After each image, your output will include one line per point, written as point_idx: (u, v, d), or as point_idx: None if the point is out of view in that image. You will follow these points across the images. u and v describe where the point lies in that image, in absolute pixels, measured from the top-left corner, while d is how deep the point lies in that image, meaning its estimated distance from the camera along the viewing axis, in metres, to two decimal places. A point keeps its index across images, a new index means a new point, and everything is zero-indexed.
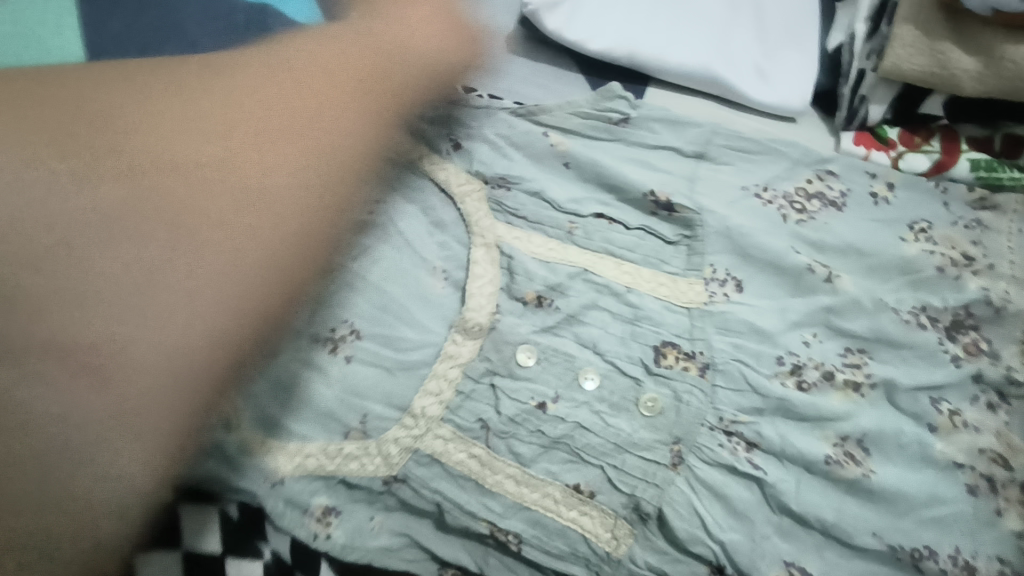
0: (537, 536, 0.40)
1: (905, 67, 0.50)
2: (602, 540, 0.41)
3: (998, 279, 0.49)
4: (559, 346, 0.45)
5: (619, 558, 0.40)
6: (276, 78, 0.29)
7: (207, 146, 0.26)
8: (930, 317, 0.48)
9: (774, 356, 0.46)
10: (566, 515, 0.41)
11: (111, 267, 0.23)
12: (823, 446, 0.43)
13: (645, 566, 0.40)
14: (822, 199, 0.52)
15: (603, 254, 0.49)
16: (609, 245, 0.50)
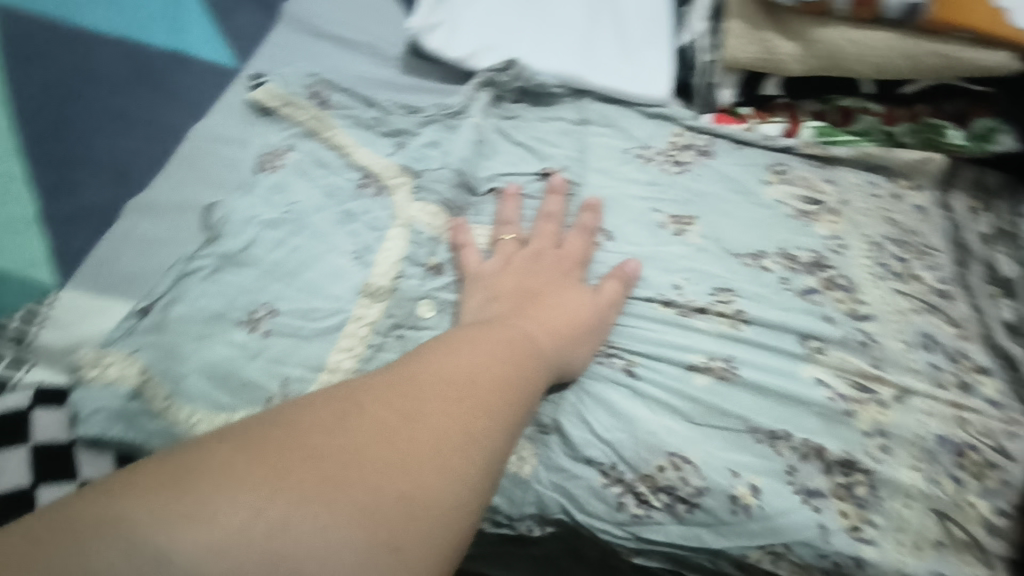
0: None
1: (739, 55, 0.62)
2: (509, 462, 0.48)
3: (845, 222, 0.58)
4: (451, 300, 0.51)
5: (526, 478, 0.48)
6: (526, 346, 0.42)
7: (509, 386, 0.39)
8: (791, 259, 0.56)
9: (645, 295, 0.53)
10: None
11: (443, 401, 0.35)
12: (692, 359, 0.51)
13: (549, 483, 0.48)
14: (693, 149, 0.62)
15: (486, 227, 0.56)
16: (484, 219, 0.56)
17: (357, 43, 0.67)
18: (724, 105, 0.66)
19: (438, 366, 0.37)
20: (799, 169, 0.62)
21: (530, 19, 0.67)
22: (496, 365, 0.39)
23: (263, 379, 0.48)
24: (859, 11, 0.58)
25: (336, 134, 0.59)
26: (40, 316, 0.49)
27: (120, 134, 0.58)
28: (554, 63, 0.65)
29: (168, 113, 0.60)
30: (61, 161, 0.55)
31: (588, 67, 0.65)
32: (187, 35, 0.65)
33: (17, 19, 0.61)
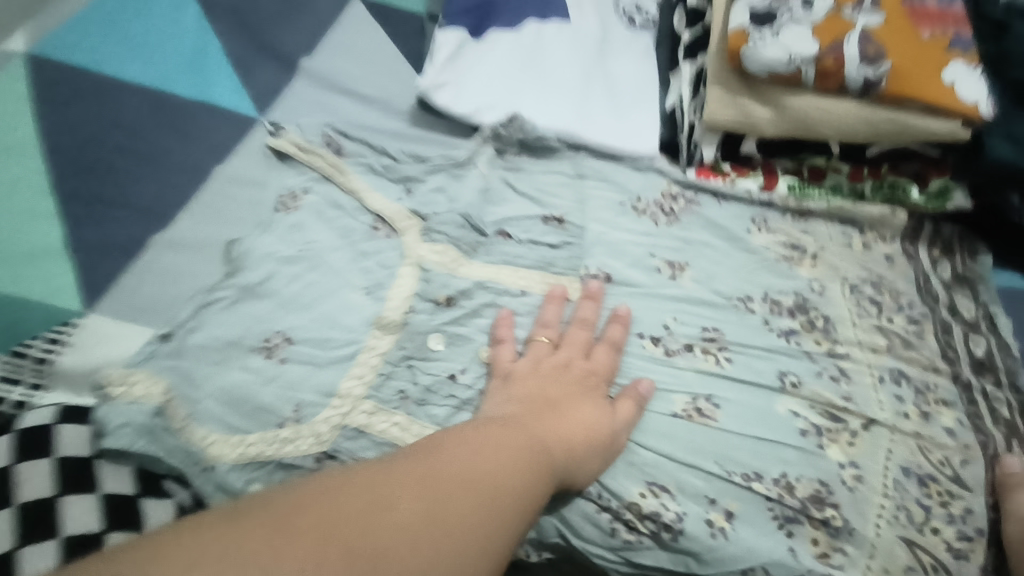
0: None
1: (718, 118, 0.68)
2: None
3: (827, 269, 0.63)
4: (460, 332, 0.56)
5: None
6: (548, 428, 0.46)
7: (537, 472, 0.42)
8: (774, 301, 0.60)
9: (637, 334, 0.57)
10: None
11: (479, 476, 0.38)
12: (674, 403, 0.54)
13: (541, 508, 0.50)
14: (685, 199, 0.68)
15: (501, 265, 0.60)
16: (505, 256, 0.60)
17: (373, 97, 0.72)
18: (707, 162, 0.72)
19: (453, 466, 0.38)
20: (778, 223, 0.67)
21: (533, 78, 0.72)
22: (516, 461, 0.41)
23: (276, 405, 0.51)
24: (822, 84, 0.64)
25: (350, 179, 0.63)
26: (63, 341, 0.52)
27: (147, 174, 0.62)
28: (553, 118, 0.69)
29: (193, 156, 0.64)
30: (91, 195, 0.59)
31: (585, 124, 0.70)
32: (217, 87, 0.70)
33: (57, 70, 0.67)
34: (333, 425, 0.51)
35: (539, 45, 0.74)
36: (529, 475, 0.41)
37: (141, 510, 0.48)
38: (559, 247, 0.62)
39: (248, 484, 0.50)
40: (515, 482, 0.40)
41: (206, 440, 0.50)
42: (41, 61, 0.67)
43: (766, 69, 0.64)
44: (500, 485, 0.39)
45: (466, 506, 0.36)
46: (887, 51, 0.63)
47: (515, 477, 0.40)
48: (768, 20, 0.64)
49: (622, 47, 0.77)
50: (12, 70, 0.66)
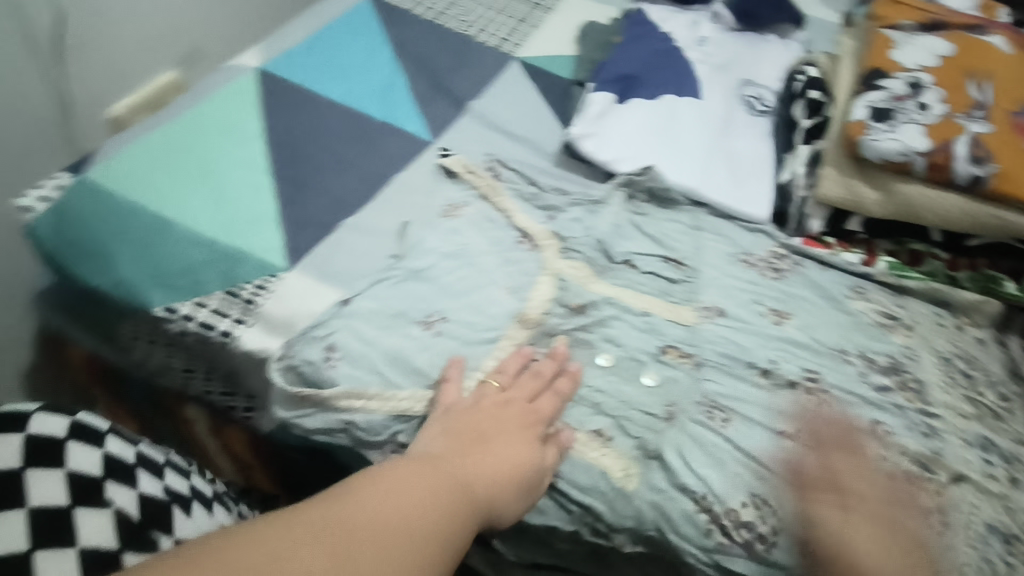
0: (570, 472, 0.56)
1: (829, 194, 0.77)
2: (618, 477, 0.56)
3: (918, 341, 0.69)
4: (587, 337, 0.64)
5: (630, 491, 0.56)
6: (477, 443, 0.49)
7: (470, 469, 0.46)
8: (870, 359, 0.66)
9: (748, 362, 0.64)
10: (590, 454, 0.57)
11: (450, 483, 0.43)
12: (783, 423, 0.59)
13: (647, 498, 0.55)
14: (791, 260, 0.75)
15: (626, 289, 0.68)
16: (630, 283, 0.69)
17: (523, 139, 0.85)
18: (813, 233, 0.80)
19: (368, 510, 0.38)
20: (876, 294, 0.73)
21: (665, 142, 0.83)
22: (432, 470, 0.44)
23: (426, 369, 0.59)
24: (933, 175, 0.72)
25: (502, 200, 0.74)
26: (270, 288, 0.65)
27: (341, 173, 0.75)
28: (680, 176, 0.81)
29: (377, 163, 0.77)
30: (301, 184, 0.74)
31: (707, 185, 0.81)
32: (399, 113, 0.84)
33: (283, 89, 0.84)
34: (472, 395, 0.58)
35: (672, 115, 0.86)
36: (480, 477, 0.46)
37: (74, 522, 0.46)
38: (678, 282, 0.70)
39: (394, 433, 0.58)
40: (455, 482, 0.44)
41: (359, 392, 0.58)
42: (275, 80, 0.85)
43: (882, 157, 0.72)
44: (477, 486, 0.45)
45: (405, 497, 0.40)
46: (994, 155, 0.71)
47: (448, 477, 0.44)
48: (885, 117, 0.73)
49: (744, 127, 0.88)
50: (246, 83, 0.84)
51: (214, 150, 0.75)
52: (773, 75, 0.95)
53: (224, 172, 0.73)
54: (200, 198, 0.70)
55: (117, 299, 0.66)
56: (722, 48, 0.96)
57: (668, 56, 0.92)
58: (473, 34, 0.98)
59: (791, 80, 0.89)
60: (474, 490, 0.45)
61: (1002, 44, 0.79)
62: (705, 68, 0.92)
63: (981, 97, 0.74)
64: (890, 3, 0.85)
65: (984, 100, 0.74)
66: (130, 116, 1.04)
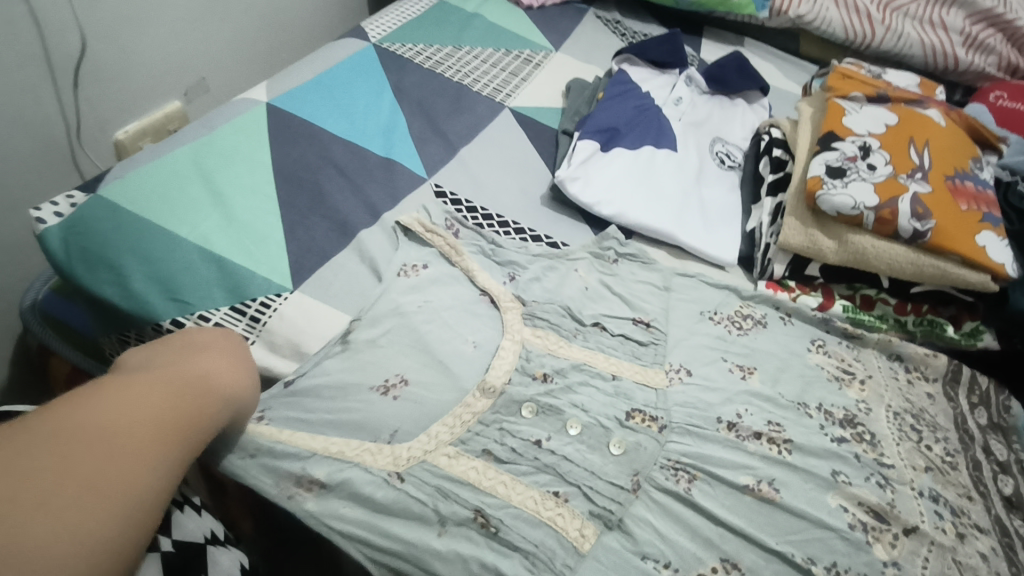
0: (516, 524, 0.57)
1: (791, 241, 0.81)
2: (571, 535, 0.57)
3: (871, 393, 0.73)
4: (552, 404, 0.65)
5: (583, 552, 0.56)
6: (216, 355, 0.55)
7: (235, 378, 0.54)
8: (826, 411, 0.70)
9: (714, 418, 0.67)
10: (544, 513, 0.58)
11: (206, 381, 0.51)
12: (744, 479, 0.62)
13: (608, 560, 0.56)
14: (752, 319, 0.80)
15: (594, 351, 0.71)
16: (599, 345, 0.72)
17: (512, 189, 0.91)
18: (776, 277, 0.84)
19: (141, 426, 0.44)
20: (834, 348, 0.78)
21: (641, 187, 0.89)
22: (198, 369, 0.52)
23: (387, 433, 0.60)
24: (880, 228, 0.78)
25: (465, 260, 0.75)
26: (264, 318, 0.68)
27: (328, 227, 0.78)
28: (651, 219, 0.85)
29: (361, 216, 0.81)
30: (291, 234, 0.76)
31: (680, 228, 0.86)
32: (401, 157, 0.92)
33: (290, 138, 0.89)
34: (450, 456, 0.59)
35: (650, 164, 0.92)
36: (244, 378, 0.55)
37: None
38: (646, 344, 0.73)
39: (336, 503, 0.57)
40: (215, 382, 0.52)
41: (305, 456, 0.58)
42: (286, 124, 0.92)
43: (836, 209, 0.78)
44: (231, 385, 0.53)
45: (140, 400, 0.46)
46: (933, 212, 0.77)
47: (219, 377, 0.53)
48: (840, 174, 0.79)
49: (714, 179, 0.94)
50: (259, 119, 0.91)
51: (225, 177, 0.81)
52: (740, 134, 1.02)
53: (232, 195, 0.79)
54: (211, 220, 0.75)
55: (123, 312, 0.68)
56: (697, 108, 1.03)
57: (649, 112, 0.98)
58: (470, 84, 1.06)
59: (756, 141, 0.98)
60: (240, 384, 0.54)
61: (937, 117, 0.88)
62: (681, 126, 0.99)
63: (921, 161, 0.82)
64: (839, 75, 0.94)
65: (923, 164, 0.81)
66: (132, 141, 1.07)
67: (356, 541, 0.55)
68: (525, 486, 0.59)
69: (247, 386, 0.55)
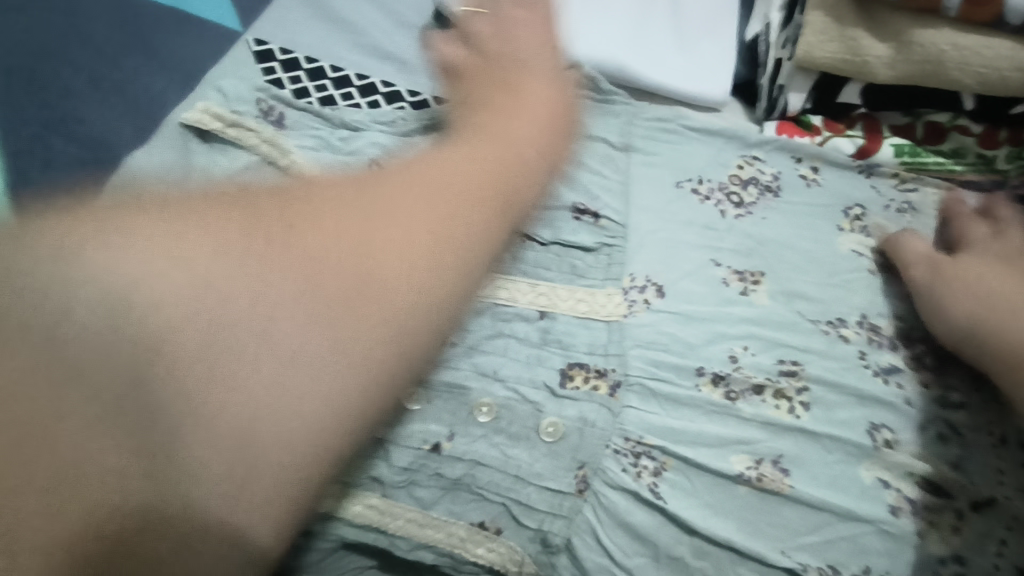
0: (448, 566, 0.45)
1: (816, 53, 0.55)
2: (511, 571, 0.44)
3: None
4: (452, 380, 0.46)
5: None
6: (479, 101, 0.46)
7: (495, 96, 0.46)
8: (872, 326, 0.49)
9: (694, 368, 0.47)
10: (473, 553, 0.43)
11: (485, 123, 0.43)
12: (737, 463, 0.44)
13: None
14: (757, 185, 0.55)
15: (517, 275, 0.49)
16: (523, 265, 0.50)
17: (384, 20, 0.63)
18: (791, 113, 0.59)
19: (404, 183, 0.37)
20: (876, 219, 0.55)
21: None
22: (486, 130, 0.42)
23: None
24: (970, 12, 0.51)
25: (294, 162, 0.51)
26: None
27: (76, 149, 0.53)
28: (597, 44, 0.59)
29: (130, 120, 0.56)
30: (23, 179, 0.52)
31: (636, 54, 0.59)
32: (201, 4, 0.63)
33: None
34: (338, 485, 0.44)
35: None
36: (539, 103, 0.47)
37: None
38: (594, 251, 0.51)
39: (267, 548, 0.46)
40: (482, 117, 0.44)
41: None
42: None
43: None
44: (544, 101, 0.46)
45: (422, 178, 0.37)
46: None
47: (491, 113, 0.45)
48: None
49: None
50: None
51: None
52: None
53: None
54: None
55: None
56: None
57: None
58: None
59: None
60: (530, 111, 0.45)
61: None
62: None
63: None
64: None
65: None
66: None
67: None
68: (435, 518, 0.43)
69: (555, 100, 0.48)
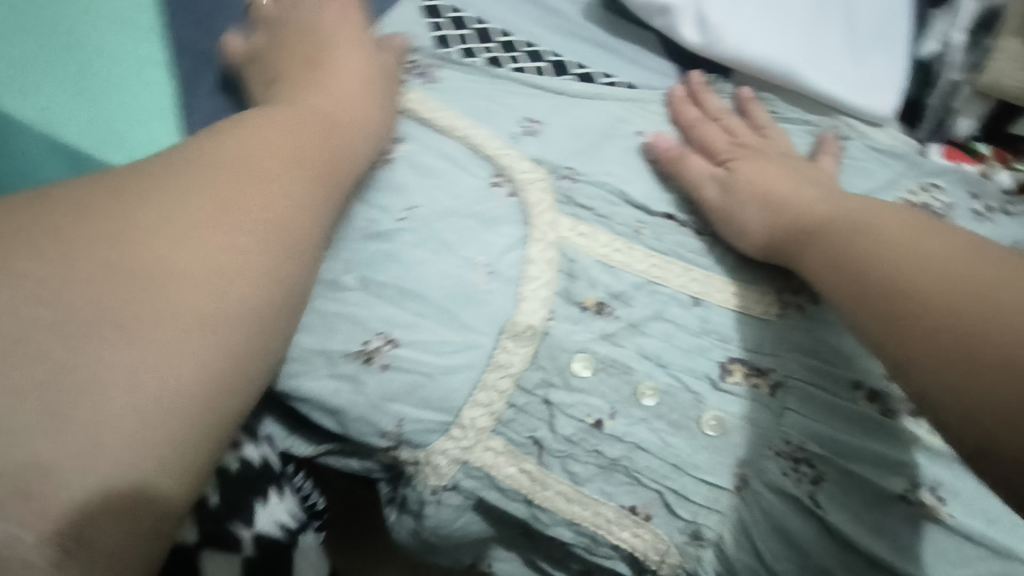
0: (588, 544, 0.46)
1: (1006, 81, 0.55)
2: (651, 560, 0.44)
3: None
4: (617, 357, 0.45)
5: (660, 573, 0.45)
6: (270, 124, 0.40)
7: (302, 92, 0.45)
8: None
9: (852, 380, 0.45)
10: (618, 535, 0.44)
11: (281, 135, 0.39)
12: (897, 484, 0.42)
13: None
14: (927, 210, 0.53)
15: (670, 257, 0.49)
16: (677, 248, 0.49)
17: None
18: (959, 136, 0.60)
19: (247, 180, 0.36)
20: None
21: None
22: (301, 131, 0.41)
23: (377, 416, 0.44)
24: None
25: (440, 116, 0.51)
26: None
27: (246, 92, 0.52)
28: (768, 43, 0.57)
29: None
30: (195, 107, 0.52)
31: (809, 62, 0.57)
32: None
33: None
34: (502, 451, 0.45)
35: None
36: (346, 97, 0.45)
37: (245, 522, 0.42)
38: None
39: (419, 497, 0.47)
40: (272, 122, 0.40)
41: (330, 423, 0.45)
42: None
43: None
44: (352, 96, 0.46)
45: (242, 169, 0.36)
46: None
47: (288, 120, 0.41)
48: None
49: None
50: None
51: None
52: None
53: (90, 23, 0.50)
54: (62, 72, 0.48)
55: None
56: None
57: None
58: None
59: None
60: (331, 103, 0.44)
61: None
62: None
63: None
64: None
65: None
66: None
67: (433, 523, 0.48)
68: (584, 496, 0.44)
69: (351, 111, 0.45)
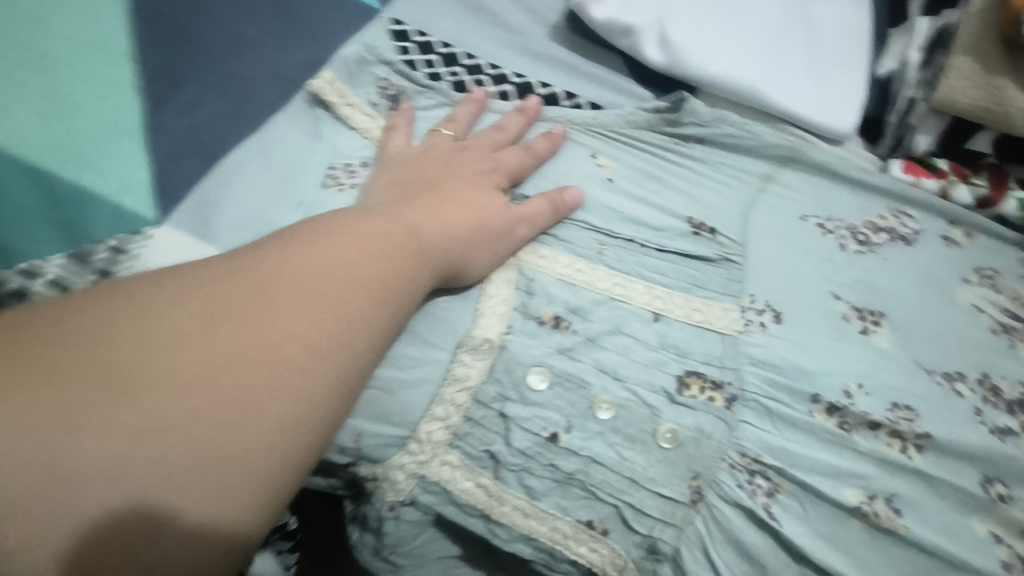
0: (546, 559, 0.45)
1: (958, 98, 0.55)
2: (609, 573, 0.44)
3: None
4: (574, 371, 0.45)
5: None
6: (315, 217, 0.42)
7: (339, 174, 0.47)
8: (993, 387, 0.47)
9: (809, 394, 0.45)
10: (575, 550, 0.44)
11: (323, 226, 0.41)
12: (850, 497, 0.43)
13: None
14: (891, 233, 0.54)
15: (635, 276, 0.49)
16: (642, 268, 0.50)
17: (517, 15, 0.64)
18: (916, 153, 0.60)
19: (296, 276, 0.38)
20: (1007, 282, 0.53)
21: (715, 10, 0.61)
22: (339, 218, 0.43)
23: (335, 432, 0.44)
24: None
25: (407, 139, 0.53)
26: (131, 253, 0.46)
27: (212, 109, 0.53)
28: (727, 61, 0.58)
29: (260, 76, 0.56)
30: (158, 123, 0.51)
31: (771, 78, 0.58)
32: None
33: None
34: (460, 466, 0.45)
35: None
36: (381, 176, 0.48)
37: None
38: (713, 263, 0.51)
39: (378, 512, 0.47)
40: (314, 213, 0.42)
41: None
42: None
43: None
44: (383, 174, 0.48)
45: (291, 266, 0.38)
46: None
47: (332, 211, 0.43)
48: None
49: None
50: None
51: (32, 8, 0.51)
52: None
53: (58, 47, 0.50)
54: (25, 89, 0.48)
55: None
56: None
57: None
58: None
59: None
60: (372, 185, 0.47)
61: None
62: None
63: None
64: None
65: None
66: None
67: (393, 540, 0.48)
68: (541, 511, 0.44)
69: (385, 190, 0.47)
